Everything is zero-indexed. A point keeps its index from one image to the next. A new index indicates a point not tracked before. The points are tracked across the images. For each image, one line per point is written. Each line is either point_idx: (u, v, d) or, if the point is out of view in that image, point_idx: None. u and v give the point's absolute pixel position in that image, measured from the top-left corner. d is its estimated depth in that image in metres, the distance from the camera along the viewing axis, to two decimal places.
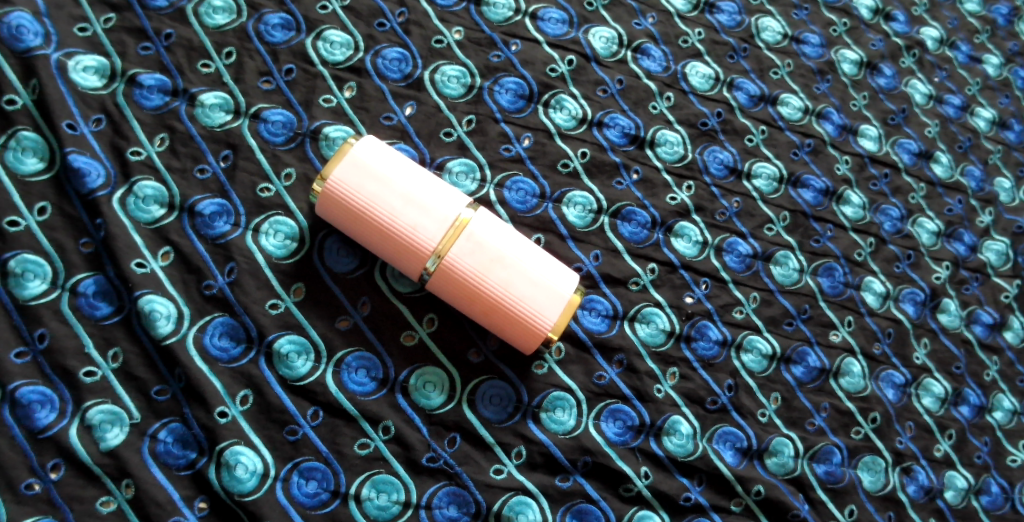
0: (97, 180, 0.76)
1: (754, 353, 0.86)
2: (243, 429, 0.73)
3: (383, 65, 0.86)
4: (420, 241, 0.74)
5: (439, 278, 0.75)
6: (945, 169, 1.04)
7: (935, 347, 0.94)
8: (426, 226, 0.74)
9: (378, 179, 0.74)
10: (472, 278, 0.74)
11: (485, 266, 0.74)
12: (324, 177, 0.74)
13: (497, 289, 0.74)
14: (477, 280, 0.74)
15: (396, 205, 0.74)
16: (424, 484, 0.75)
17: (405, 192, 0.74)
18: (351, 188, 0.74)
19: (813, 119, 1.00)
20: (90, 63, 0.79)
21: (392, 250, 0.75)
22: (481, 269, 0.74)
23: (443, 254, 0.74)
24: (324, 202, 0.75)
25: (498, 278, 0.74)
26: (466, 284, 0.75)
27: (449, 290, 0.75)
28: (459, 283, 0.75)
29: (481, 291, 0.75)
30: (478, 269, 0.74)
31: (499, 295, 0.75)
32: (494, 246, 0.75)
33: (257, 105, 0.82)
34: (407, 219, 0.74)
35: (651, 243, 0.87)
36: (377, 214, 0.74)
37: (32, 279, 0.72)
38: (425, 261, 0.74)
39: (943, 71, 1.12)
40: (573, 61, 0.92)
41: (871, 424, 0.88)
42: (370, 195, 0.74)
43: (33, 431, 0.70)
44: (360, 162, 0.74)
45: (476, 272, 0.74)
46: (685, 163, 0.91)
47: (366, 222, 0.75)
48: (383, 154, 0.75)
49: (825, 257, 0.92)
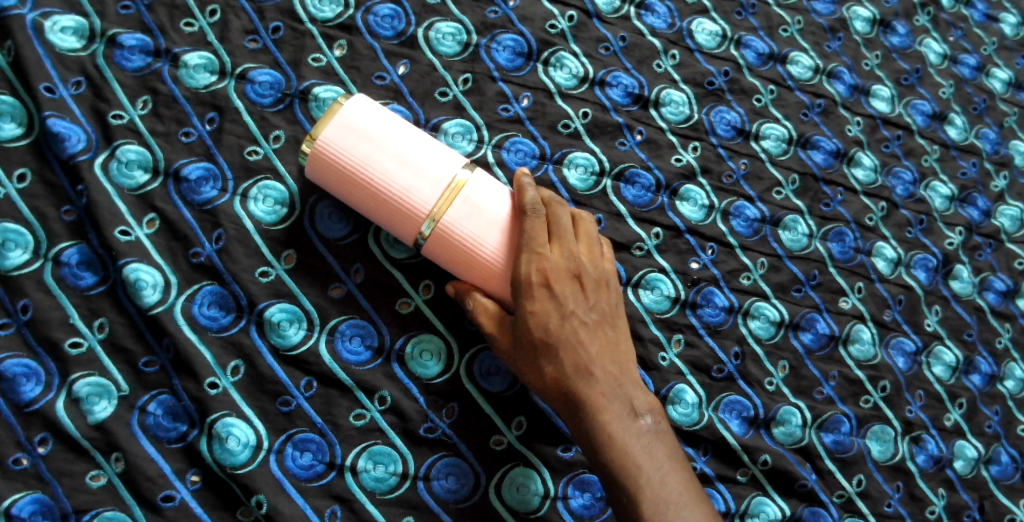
0: (78, 145, 0.73)
1: (761, 320, 0.83)
2: (235, 400, 0.71)
3: (374, 23, 0.82)
4: (413, 206, 0.71)
5: (435, 243, 0.72)
6: (960, 131, 1.02)
7: (947, 314, 0.92)
8: (422, 188, 0.71)
9: (373, 139, 0.71)
10: (470, 243, 0.71)
11: (484, 230, 0.71)
12: (314, 138, 0.71)
13: (496, 256, 0.71)
14: (473, 245, 0.71)
15: (388, 170, 0.71)
16: (422, 455, 0.73)
17: (398, 152, 0.71)
18: (342, 148, 0.71)
19: (824, 79, 0.97)
20: (68, 23, 0.76)
21: (387, 215, 0.72)
22: (479, 233, 0.71)
23: (438, 218, 0.71)
24: (314, 165, 0.72)
25: (497, 241, 0.71)
26: (465, 250, 0.71)
27: (446, 255, 0.72)
28: (457, 248, 0.72)
29: (479, 257, 0.71)
30: (476, 233, 0.71)
31: (501, 263, 0.71)
32: (491, 209, 0.72)
33: (243, 65, 0.78)
34: (400, 181, 0.71)
35: (656, 207, 0.84)
36: (372, 179, 0.71)
37: (13, 248, 0.70)
38: (419, 227, 0.72)
39: (959, 30, 1.09)
40: (556, 27, 0.87)
41: (881, 393, 0.85)
42: (362, 155, 0.71)
43: (19, 406, 0.68)
44: (355, 124, 0.71)
45: (475, 236, 0.71)
46: (691, 124, 0.88)
47: (361, 189, 0.72)
48: (376, 115, 0.72)
49: (836, 221, 0.90)
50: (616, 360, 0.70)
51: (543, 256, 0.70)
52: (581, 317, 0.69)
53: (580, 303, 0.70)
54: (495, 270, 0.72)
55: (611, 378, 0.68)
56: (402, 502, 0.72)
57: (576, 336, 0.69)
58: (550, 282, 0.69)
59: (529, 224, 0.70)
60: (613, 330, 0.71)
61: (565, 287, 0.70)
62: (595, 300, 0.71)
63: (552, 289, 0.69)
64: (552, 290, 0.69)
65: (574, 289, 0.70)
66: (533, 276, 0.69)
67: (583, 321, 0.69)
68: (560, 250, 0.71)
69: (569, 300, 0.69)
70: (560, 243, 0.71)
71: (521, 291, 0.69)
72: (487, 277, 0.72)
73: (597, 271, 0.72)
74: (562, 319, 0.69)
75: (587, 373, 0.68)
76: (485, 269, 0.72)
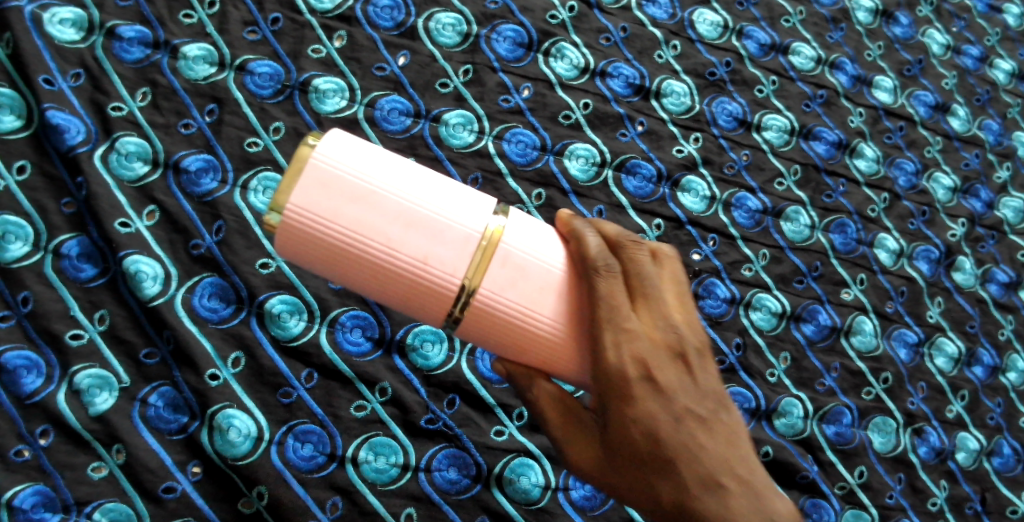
0: (78, 137, 0.73)
1: (763, 311, 0.83)
2: (235, 391, 0.71)
3: (374, 14, 0.82)
4: (437, 276, 0.54)
5: (471, 322, 0.55)
6: (963, 123, 1.01)
7: (949, 306, 0.92)
8: (445, 247, 0.54)
9: (363, 192, 0.53)
10: (520, 318, 0.55)
11: (535, 296, 0.55)
12: (280, 207, 0.52)
13: (554, 331, 0.55)
14: (526, 319, 0.55)
15: (395, 231, 0.53)
16: (422, 447, 0.73)
17: (400, 206, 0.53)
18: (322, 213, 0.52)
19: (826, 69, 0.96)
20: (67, 15, 0.76)
21: (409, 292, 0.54)
22: (528, 303, 0.55)
23: (475, 288, 0.54)
24: (289, 243, 0.53)
25: (554, 307, 0.55)
26: (512, 327, 0.55)
27: (490, 336, 0.56)
28: (501, 326, 0.55)
29: (537, 336, 0.55)
30: (525, 304, 0.55)
31: (564, 338, 0.56)
32: (537, 265, 0.55)
33: (243, 57, 0.78)
34: (411, 247, 0.53)
35: (657, 198, 0.83)
36: (374, 248, 0.53)
37: (13, 240, 0.69)
38: (452, 304, 0.54)
39: (962, 20, 1.08)
40: (556, 17, 0.87)
41: (883, 384, 0.85)
42: (354, 219, 0.53)
43: (20, 398, 0.67)
44: (333, 177, 0.53)
45: (525, 306, 0.55)
46: (692, 115, 0.88)
47: (362, 262, 0.53)
48: (356, 157, 0.54)
49: (838, 213, 0.89)
50: (735, 450, 0.57)
51: (636, 336, 0.55)
52: (694, 411, 0.56)
53: (689, 392, 0.56)
54: (564, 351, 0.56)
55: (743, 486, 0.56)
56: (404, 493, 0.71)
57: (693, 438, 0.55)
58: (651, 370, 0.55)
59: (608, 292, 0.55)
60: (726, 415, 0.57)
61: (669, 375, 0.56)
62: (703, 382, 0.57)
63: (655, 380, 0.55)
64: (656, 382, 0.55)
65: (676, 372, 0.56)
66: (630, 367, 0.54)
67: (697, 415, 0.56)
68: (649, 320, 0.56)
69: (677, 392, 0.55)
70: (649, 310, 0.56)
71: (614, 387, 0.55)
72: (552, 359, 0.56)
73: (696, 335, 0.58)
74: (675, 420, 0.55)
75: (715, 485, 0.55)
76: (549, 351, 0.56)
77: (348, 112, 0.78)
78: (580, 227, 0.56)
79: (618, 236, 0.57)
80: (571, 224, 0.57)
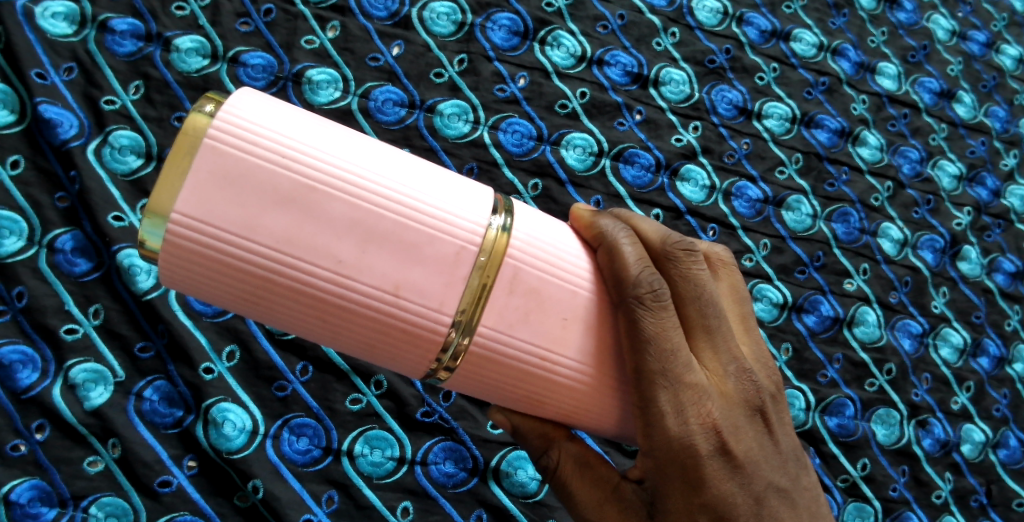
0: (70, 131, 0.72)
1: (765, 301, 0.81)
2: (230, 385, 0.70)
3: (368, 3, 0.81)
4: (410, 306, 0.50)
5: (474, 361, 0.52)
6: (968, 109, 1.00)
7: (955, 296, 0.90)
8: (363, 265, 0.49)
9: (263, 195, 0.48)
10: (540, 357, 0.52)
11: (558, 332, 0.52)
12: (159, 215, 0.48)
13: (575, 370, 0.53)
14: (549, 360, 0.53)
15: (310, 250, 0.49)
16: (419, 440, 0.72)
17: (343, 215, 0.49)
18: (212, 223, 0.48)
19: (828, 56, 0.95)
20: (59, 9, 0.75)
21: (332, 323, 0.51)
22: (546, 338, 0.52)
23: (476, 325, 0.51)
24: (175, 261, 0.49)
25: (580, 346, 0.53)
26: (532, 369, 0.53)
27: (505, 379, 0.53)
28: (514, 368, 0.53)
29: (561, 376, 0.53)
30: (545, 338, 0.52)
31: (587, 376, 0.53)
32: (559, 295, 0.52)
33: (236, 48, 0.78)
34: (365, 269, 0.49)
35: (655, 188, 0.82)
36: (287, 269, 0.49)
37: (7, 235, 0.69)
38: (439, 352, 0.52)
39: (968, 6, 1.07)
40: (552, 4, 0.86)
41: (886, 376, 0.84)
42: (282, 231, 0.48)
43: (15, 393, 0.67)
44: (225, 176, 0.48)
45: (545, 347, 0.52)
46: (691, 104, 0.87)
47: (273, 286, 0.50)
48: (252, 143, 0.49)
49: (841, 202, 0.88)
50: (813, 512, 0.56)
51: (704, 395, 0.52)
52: (776, 485, 0.55)
53: (767, 452, 0.55)
54: (598, 398, 0.54)
55: None
56: (401, 486, 0.71)
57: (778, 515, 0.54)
58: (726, 440, 0.53)
59: (660, 334, 0.51)
60: (805, 478, 0.57)
61: (746, 438, 0.54)
62: (783, 444, 0.56)
63: (731, 454, 0.53)
64: (733, 458, 0.53)
65: (756, 431, 0.55)
66: (698, 437, 0.52)
67: (778, 487, 0.55)
68: (717, 369, 0.54)
69: (761, 458, 0.54)
70: (714, 358, 0.54)
71: (675, 457, 0.52)
72: (578, 407, 0.54)
73: (765, 376, 0.57)
74: (755, 502, 0.53)
75: None
76: (572, 396, 0.54)
77: (342, 103, 0.77)
78: (615, 242, 0.53)
79: (664, 246, 0.54)
80: (599, 227, 0.54)
